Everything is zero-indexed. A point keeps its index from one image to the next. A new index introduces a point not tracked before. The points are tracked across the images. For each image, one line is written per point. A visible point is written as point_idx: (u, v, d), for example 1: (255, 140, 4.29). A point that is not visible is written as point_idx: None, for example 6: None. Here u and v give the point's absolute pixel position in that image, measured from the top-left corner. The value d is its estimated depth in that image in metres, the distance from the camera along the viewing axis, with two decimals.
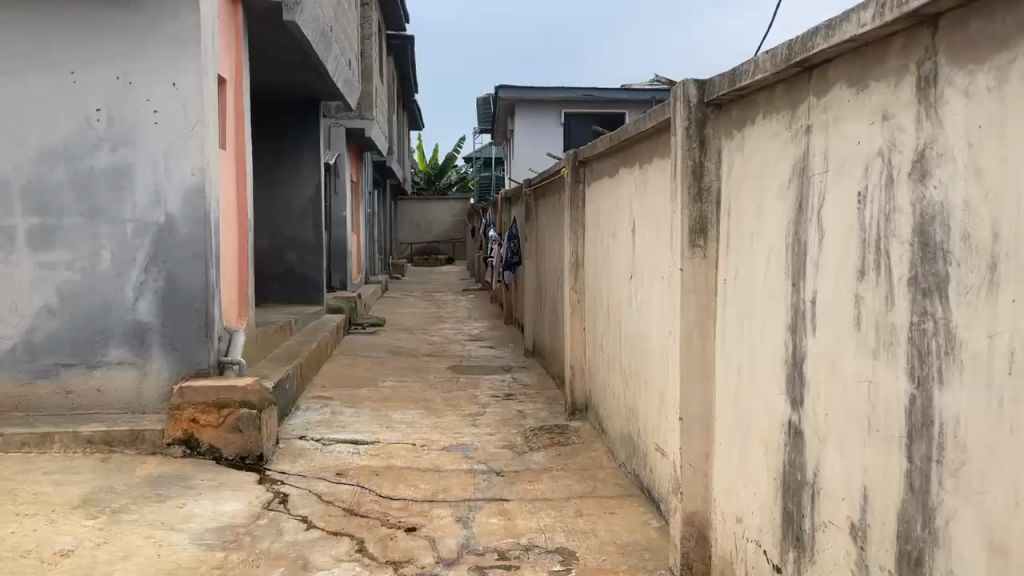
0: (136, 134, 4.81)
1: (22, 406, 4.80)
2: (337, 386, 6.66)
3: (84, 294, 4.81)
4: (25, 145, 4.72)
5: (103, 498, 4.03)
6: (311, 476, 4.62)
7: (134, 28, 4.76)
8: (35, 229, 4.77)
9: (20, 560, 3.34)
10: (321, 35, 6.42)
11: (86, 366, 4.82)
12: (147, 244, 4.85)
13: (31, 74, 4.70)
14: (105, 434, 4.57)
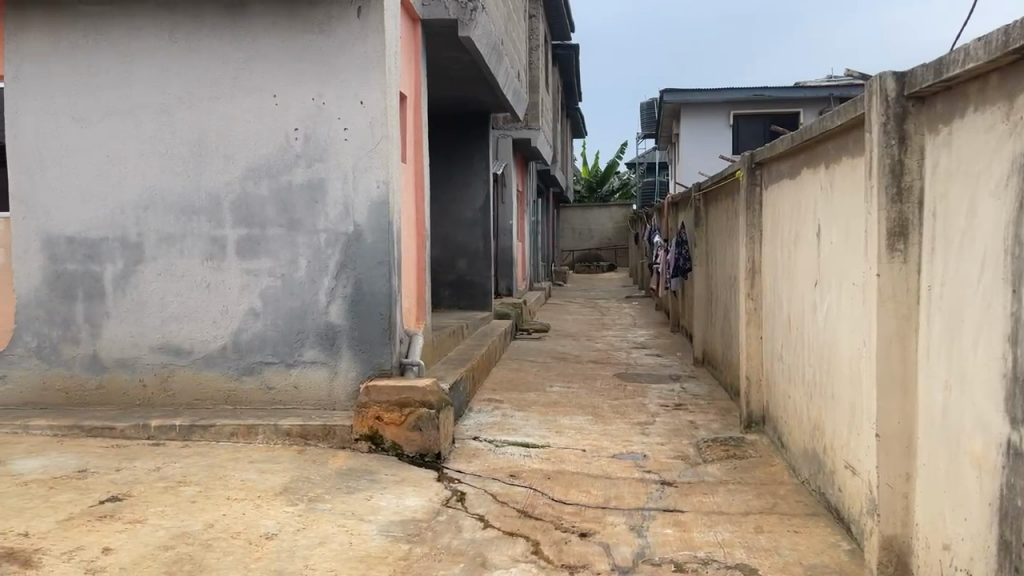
0: (328, 151, 5.18)
1: (230, 400, 5.28)
2: (507, 390, 6.82)
3: (284, 298, 5.24)
4: (235, 163, 5.21)
5: (300, 487, 4.35)
6: (486, 476, 4.75)
7: (327, 52, 5.14)
8: (243, 240, 5.25)
9: (232, 541, 3.68)
10: (493, 49, 6.63)
11: (285, 365, 5.25)
12: (337, 252, 5.20)
13: (239, 98, 5.19)
14: (301, 428, 4.95)
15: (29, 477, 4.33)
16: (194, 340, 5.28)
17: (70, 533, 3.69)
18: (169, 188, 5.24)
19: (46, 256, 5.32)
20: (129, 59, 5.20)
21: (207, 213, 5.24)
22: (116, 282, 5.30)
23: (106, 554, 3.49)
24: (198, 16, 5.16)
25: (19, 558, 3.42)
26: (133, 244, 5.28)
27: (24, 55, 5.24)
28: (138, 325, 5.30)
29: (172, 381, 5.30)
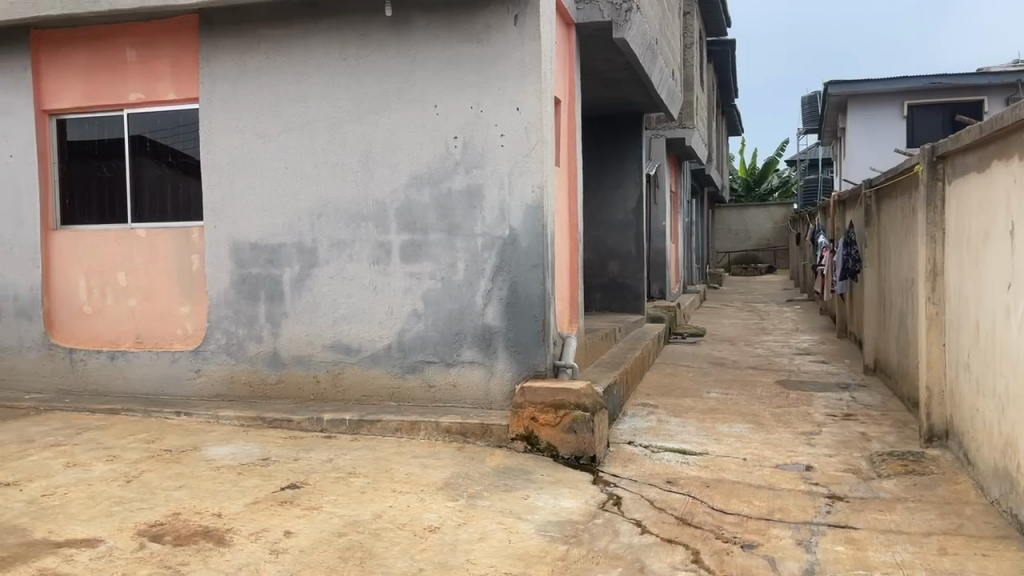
0: (486, 156, 5.32)
1: (394, 397, 5.54)
2: (662, 395, 6.70)
3: (444, 300, 5.44)
4: (399, 172, 5.47)
5: (460, 483, 4.50)
6: (642, 481, 4.69)
7: (485, 60, 5.28)
8: (406, 244, 5.49)
9: (399, 531, 3.86)
10: (647, 49, 6.55)
11: (444, 364, 5.44)
12: (494, 256, 5.33)
13: (403, 109, 5.44)
14: (460, 425, 5.11)
15: (221, 463, 4.75)
16: (361, 339, 5.59)
17: (256, 516, 4.02)
18: (339, 196, 5.58)
19: (234, 262, 5.82)
20: (305, 77, 5.59)
21: (373, 219, 5.54)
22: (293, 285, 5.71)
23: (286, 537, 3.77)
24: (366, 33, 5.46)
25: (214, 536, 3.77)
26: (308, 249, 5.67)
27: (216, 78, 5.76)
28: (312, 324, 5.68)
29: (342, 377, 5.64)
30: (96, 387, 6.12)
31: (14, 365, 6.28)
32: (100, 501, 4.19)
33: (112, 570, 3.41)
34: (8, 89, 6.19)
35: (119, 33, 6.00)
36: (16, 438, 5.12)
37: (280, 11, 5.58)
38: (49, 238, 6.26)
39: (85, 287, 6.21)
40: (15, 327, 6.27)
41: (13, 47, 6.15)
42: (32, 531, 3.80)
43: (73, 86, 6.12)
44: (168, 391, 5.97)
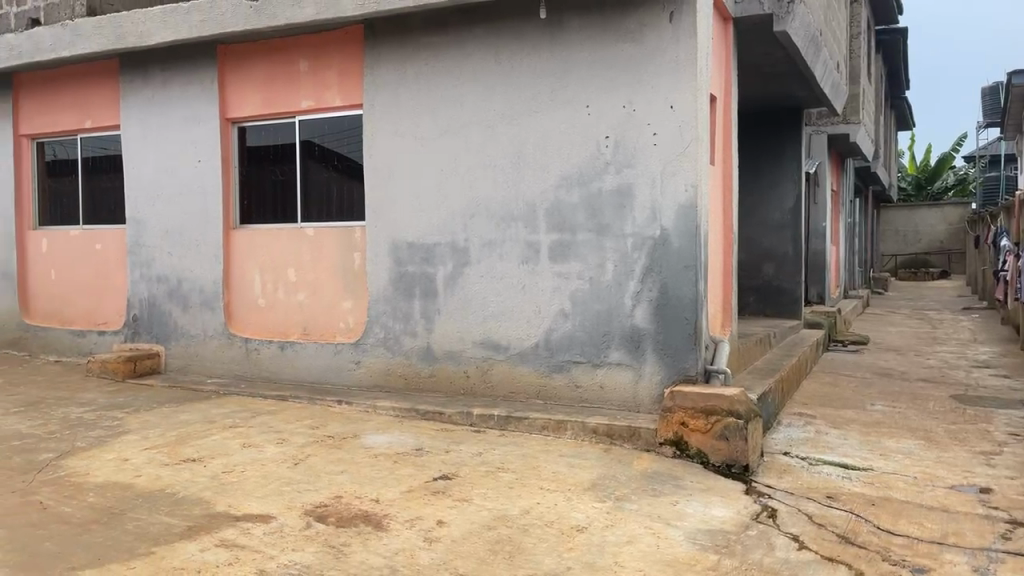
0: (638, 156, 5.26)
1: (542, 395, 5.60)
2: (821, 405, 6.36)
3: (593, 301, 5.43)
4: (550, 172, 5.52)
5: (607, 484, 4.47)
6: (799, 495, 4.46)
7: (638, 59, 5.23)
8: (555, 244, 5.53)
9: (546, 529, 3.90)
10: (811, 40, 6.23)
11: (592, 365, 5.44)
12: (644, 256, 5.26)
13: (555, 110, 5.48)
14: (608, 427, 5.08)
15: (378, 451, 4.99)
16: (510, 337, 5.69)
17: (410, 503, 4.19)
18: (491, 197, 5.71)
19: (392, 260, 6.10)
20: (461, 82, 5.77)
21: (523, 219, 5.62)
22: (446, 283, 5.90)
23: (439, 526, 3.90)
24: (520, 36, 5.55)
25: (372, 520, 3.96)
26: (460, 248, 5.84)
27: (379, 84, 6.06)
28: (463, 321, 5.85)
29: (491, 374, 5.77)
30: (268, 374, 6.60)
31: (199, 352, 6.90)
32: (272, 480, 4.52)
33: (283, 545, 3.66)
34: (197, 101, 6.80)
35: (293, 45, 6.44)
36: (200, 418, 5.63)
37: (440, 19, 5.79)
38: (230, 236, 6.82)
39: (260, 282, 6.72)
40: (200, 317, 6.89)
41: (202, 61, 6.74)
42: (214, 504, 4.16)
43: (253, 97, 6.64)
44: (331, 380, 6.34)
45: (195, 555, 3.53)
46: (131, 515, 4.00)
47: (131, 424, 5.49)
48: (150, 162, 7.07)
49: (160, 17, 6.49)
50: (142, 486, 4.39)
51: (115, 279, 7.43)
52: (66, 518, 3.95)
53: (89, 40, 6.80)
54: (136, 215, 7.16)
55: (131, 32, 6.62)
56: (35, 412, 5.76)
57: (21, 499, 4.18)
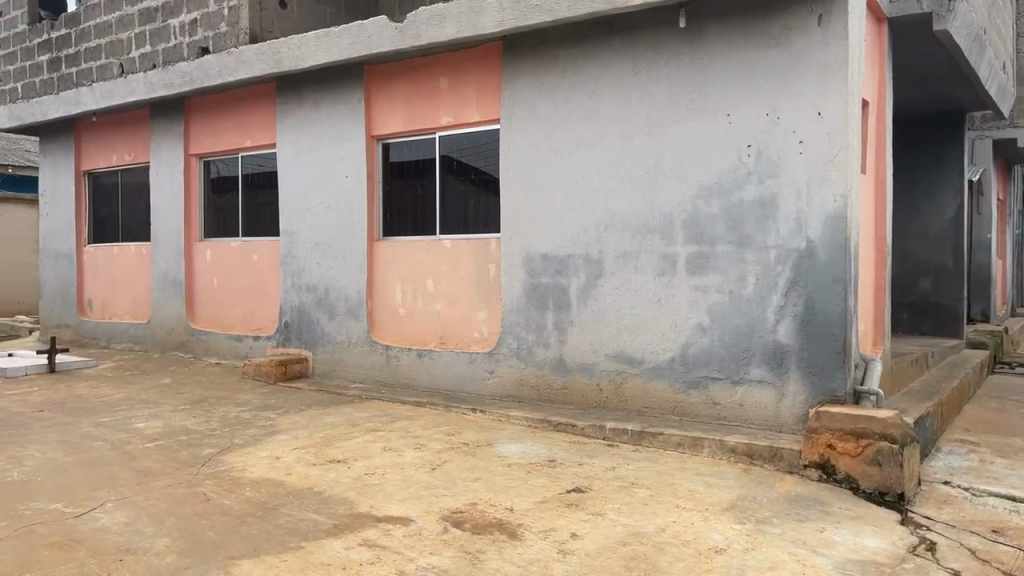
0: (782, 165, 5.06)
1: (677, 411, 5.48)
2: (986, 432, 5.85)
3: (732, 315, 5.26)
4: (688, 183, 5.41)
5: (747, 506, 4.30)
6: (962, 528, 4.11)
7: (783, 64, 5.04)
8: (693, 256, 5.41)
9: (683, 548, 3.79)
10: (974, 39, 5.81)
11: (731, 382, 5.27)
12: (788, 269, 5.05)
13: (694, 120, 5.37)
14: (747, 446, 4.90)
15: (512, 460, 5.05)
16: (645, 351, 5.61)
17: (544, 514, 4.20)
18: (627, 209, 5.66)
19: (526, 271, 6.17)
20: (597, 93, 5.77)
21: (660, 230, 5.53)
22: (580, 295, 5.89)
23: (573, 538, 3.88)
24: (658, 46, 5.49)
25: (507, 529, 4.00)
26: (595, 260, 5.82)
27: (516, 98, 6.17)
28: (597, 334, 5.82)
29: (625, 387, 5.70)
30: (406, 381, 6.84)
31: (343, 358, 7.25)
32: (411, 484, 4.66)
33: (421, 548, 3.77)
34: (345, 119, 7.18)
35: (435, 64, 6.68)
36: (344, 421, 5.90)
37: (577, 32, 5.83)
38: (374, 247, 7.13)
39: (401, 292, 6.98)
40: (345, 324, 7.24)
41: (351, 82, 7.11)
42: (357, 504, 4.34)
43: (397, 115, 6.93)
44: (466, 389, 6.48)
45: (341, 552, 3.69)
46: (282, 510, 4.24)
47: (283, 424, 5.83)
48: (302, 178, 7.52)
49: (313, 41, 6.91)
50: (293, 484, 4.65)
51: (269, 288, 7.95)
52: (225, 510, 4.24)
53: (250, 65, 7.33)
54: (288, 227, 7.63)
55: (288, 56, 7.08)
56: (199, 409, 6.23)
57: (187, 490, 4.53)
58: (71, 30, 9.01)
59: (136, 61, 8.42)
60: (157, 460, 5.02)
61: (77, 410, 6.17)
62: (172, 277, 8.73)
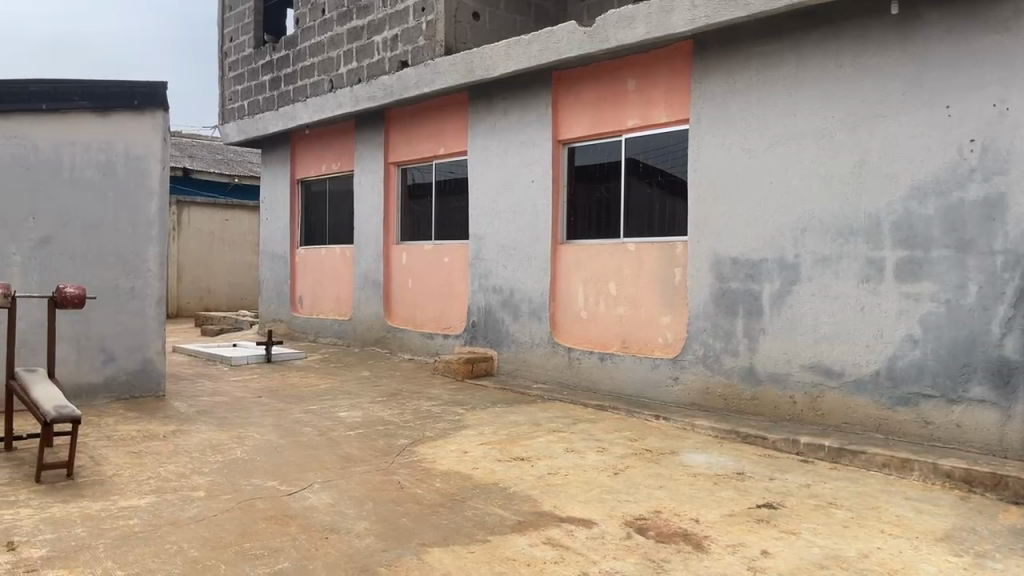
0: (1012, 161, 4.53)
1: (882, 429, 5.06)
2: None
3: (949, 326, 4.79)
4: (898, 183, 4.99)
5: (965, 537, 3.87)
6: None
7: (1013, 50, 4.52)
8: (903, 262, 4.97)
9: None
10: None
11: (947, 400, 4.79)
12: (1018, 277, 4.51)
13: (906, 114, 4.95)
14: (965, 471, 4.42)
15: (697, 470, 4.90)
16: (845, 362, 5.25)
17: (732, 528, 4.04)
18: (827, 211, 5.32)
19: (714, 275, 5.97)
20: (796, 90, 5.48)
21: (865, 233, 5.14)
22: (773, 301, 5.62)
23: (764, 556, 3.69)
24: (866, 38, 5.13)
25: (692, 540, 3.88)
26: (790, 265, 5.52)
27: (707, 98, 6.00)
28: (792, 343, 5.52)
29: (822, 401, 5.36)
30: (589, 383, 6.85)
31: (527, 358, 7.41)
32: (594, 487, 4.66)
33: (604, 552, 3.75)
34: (533, 125, 7.34)
35: (623, 66, 6.66)
36: (528, 420, 6.02)
37: (774, 26, 5.58)
38: (558, 251, 7.22)
39: (584, 295, 7.02)
40: (529, 326, 7.38)
41: (539, 89, 7.26)
42: (541, 503, 4.40)
43: (584, 119, 6.98)
44: (649, 395, 6.39)
45: (525, 548, 3.76)
46: (470, 503, 4.39)
47: (470, 420, 6.06)
48: (490, 183, 7.78)
49: (504, 50, 7.12)
50: (480, 478, 4.81)
51: (459, 288, 8.29)
52: (418, 499, 4.47)
53: (445, 76, 7.69)
54: (477, 230, 7.92)
55: (480, 66, 7.35)
56: (394, 402, 6.62)
57: (384, 477, 4.82)
58: (289, 51, 9.91)
59: (343, 77, 9.11)
60: (358, 448, 5.39)
61: (289, 397, 6.76)
62: (371, 278, 9.36)
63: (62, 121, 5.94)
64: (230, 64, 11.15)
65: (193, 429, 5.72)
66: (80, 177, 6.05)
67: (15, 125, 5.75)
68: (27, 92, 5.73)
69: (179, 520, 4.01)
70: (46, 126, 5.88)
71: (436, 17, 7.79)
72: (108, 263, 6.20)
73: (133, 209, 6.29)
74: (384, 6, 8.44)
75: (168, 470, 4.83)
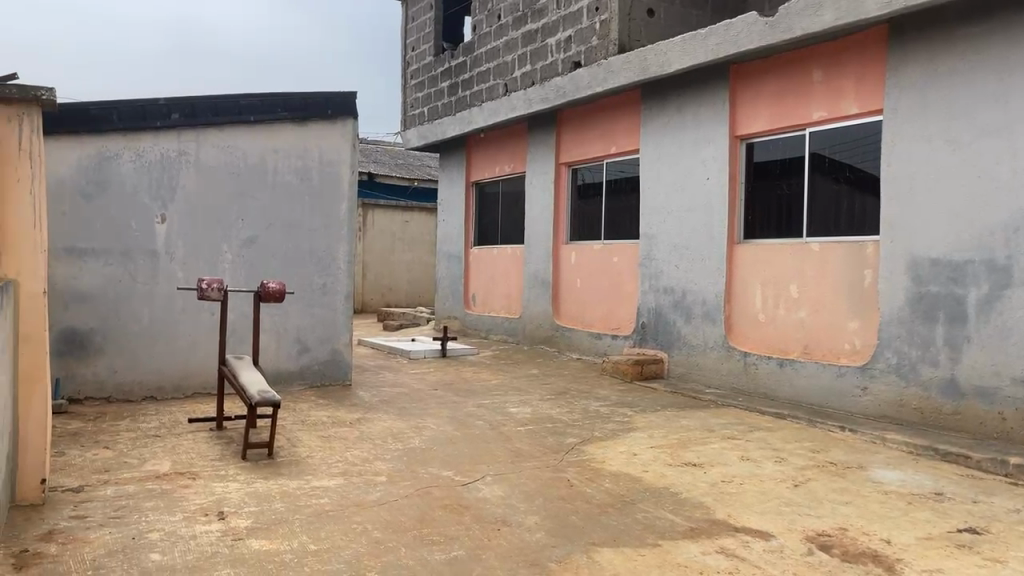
0: None
1: None
2: None
3: None
4: None
5: None
6: None
7: None
8: None
9: None
10: None
11: None
12: None
13: None
14: None
15: (888, 487, 4.55)
16: None
17: (928, 552, 3.70)
18: None
19: (911, 278, 5.51)
20: (1009, 74, 4.94)
21: None
22: (980, 307, 5.10)
23: None
24: None
25: (883, 562, 3.60)
26: (1001, 267, 4.98)
27: (904, 87, 5.56)
28: (1001, 353, 4.97)
29: None
30: (765, 390, 6.56)
31: (699, 361, 7.22)
32: (771, 498, 4.44)
33: (783, 566, 3.56)
34: (709, 121, 7.13)
35: (808, 56, 6.32)
36: (700, 426, 5.86)
37: (982, 5, 5.07)
38: (734, 251, 6.97)
39: (762, 297, 6.73)
40: (702, 328, 7.19)
41: (716, 84, 7.04)
42: (714, 511, 4.26)
43: (765, 113, 6.69)
44: (832, 404, 6.01)
45: (697, 556, 3.66)
46: (640, 506, 4.34)
47: (640, 422, 5.99)
48: (664, 182, 7.65)
49: (679, 45, 6.98)
50: (650, 482, 4.73)
51: (628, 289, 8.23)
52: (587, 498, 4.47)
53: (618, 74, 7.66)
54: (648, 230, 7.82)
55: (654, 62, 7.24)
56: (563, 400, 6.68)
57: (554, 474, 4.87)
58: (467, 58, 10.27)
59: (518, 80, 9.32)
60: (528, 443, 5.49)
61: (462, 391, 7.01)
62: (541, 278, 9.50)
63: (266, 131, 6.52)
64: (412, 73, 11.74)
65: (376, 417, 6.08)
66: (281, 182, 6.60)
67: (228, 136, 6.38)
68: (239, 105, 6.36)
69: (364, 502, 4.28)
70: (253, 135, 6.47)
71: (611, 16, 7.77)
72: (303, 261, 6.73)
73: (326, 211, 6.78)
74: (559, 8, 8.54)
75: (354, 454, 5.16)
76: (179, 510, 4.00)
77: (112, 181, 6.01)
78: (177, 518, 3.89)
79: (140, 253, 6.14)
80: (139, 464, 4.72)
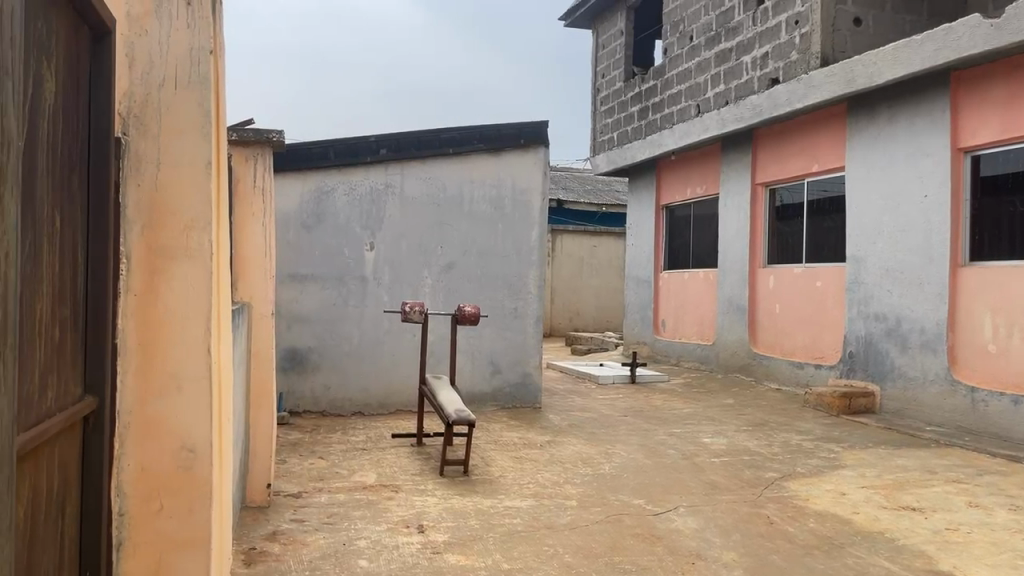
0: None
1: None
2: None
3: None
4: None
5: None
6: None
7: None
8: None
9: None
10: None
11: None
12: None
13: None
14: None
15: None
16: None
17: None
18: None
19: None
20: None
21: None
22: None
23: None
24: None
25: None
26: None
27: None
28: None
29: None
30: (997, 430, 5.85)
31: (917, 395, 6.59)
32: (1006, 551, 3.93)
33: None
34: (927, 133, 6.56)
35: None
36: (919, 466, 5.32)
37: None
38: (957, 274, 6.31)
39: (992, 325, 6.02)
40: (921, 359, 6.57)
41: (935, 93, 6.47)
42: (936, 561, 3.84)
43: (992, 122, 6.02)
44: None
45: None
46: (849, 550, 4.00)
47: (847, 459, 5.56)
48: (873, 201, 7.12)
49: (890, 55, 6.50)
50: (861, 524, 4.36)
51: (833, 315, 7.72)
52: (790, 537, 4.20)
53: (820, 89, 7.27)
54: (856, 253, 7.31)
55: (862, 74, 6.80)
56: (761, 432, 6.35)
57: (751, 509, 4.63)
58: (657, 81, 10.21)
59: (711, 100, 9.12)
60: (723, 476, 5.27)
61: (653, 419, 6.88)
62: (736, 303, 9.16)
63: (463, 162, 6.84)
64: (602, 99, 11.86)
65: (566, 441, 6.12)
66: (476, 210, 6.89)
67: (429, 168, 6.77)
68: (440, 138, 6.72)
69: (555, 525, 4.30)
70: (451, 167, 6.82)
71: (813, 29, 7.39)
72: (496, 286, 6.97)
73: (517, 237, 6.99)
74: (755, 24, 8.27)
75: (545, 477, 5.22)
76: (383, 520, 4.24)
77: (328, 213, 6.57)
78: (381, 528, 4.12)
79: (352, 278, 6.64)
80: (349, 475, 5.07)
